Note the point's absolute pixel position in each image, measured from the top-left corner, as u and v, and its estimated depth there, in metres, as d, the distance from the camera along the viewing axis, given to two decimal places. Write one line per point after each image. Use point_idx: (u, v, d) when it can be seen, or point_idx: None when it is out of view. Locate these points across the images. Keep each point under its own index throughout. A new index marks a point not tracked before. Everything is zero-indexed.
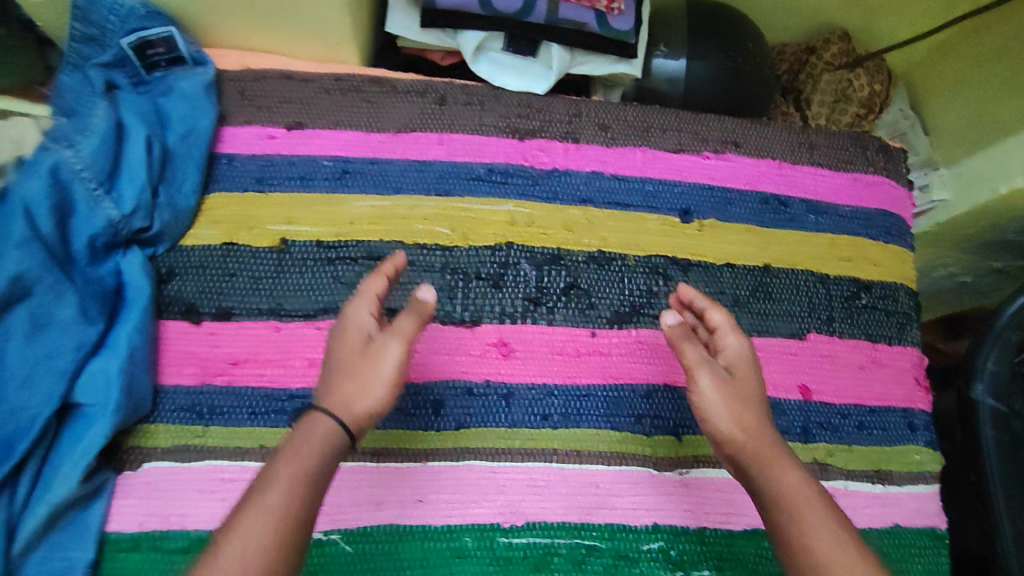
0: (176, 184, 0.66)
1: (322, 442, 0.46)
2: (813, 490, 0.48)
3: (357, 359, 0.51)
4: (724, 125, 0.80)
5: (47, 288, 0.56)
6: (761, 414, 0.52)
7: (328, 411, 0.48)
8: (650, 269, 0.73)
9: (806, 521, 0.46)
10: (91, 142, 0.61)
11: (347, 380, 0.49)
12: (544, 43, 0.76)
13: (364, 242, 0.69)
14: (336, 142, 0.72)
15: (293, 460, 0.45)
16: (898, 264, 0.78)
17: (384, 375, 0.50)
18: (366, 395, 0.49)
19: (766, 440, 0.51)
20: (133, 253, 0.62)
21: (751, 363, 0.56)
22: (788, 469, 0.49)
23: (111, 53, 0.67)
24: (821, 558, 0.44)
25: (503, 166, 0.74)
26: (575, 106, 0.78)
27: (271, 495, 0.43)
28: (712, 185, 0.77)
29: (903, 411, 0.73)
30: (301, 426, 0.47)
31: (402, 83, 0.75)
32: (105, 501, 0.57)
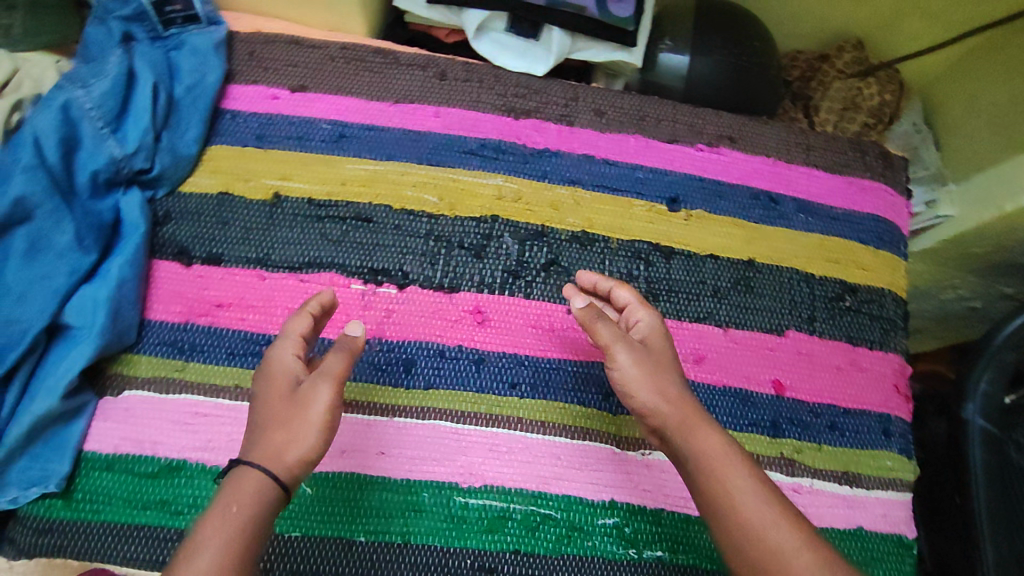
0: (179, 132, 0.69)
1: (250, 497, 0.46)
2: (730, 447, 0.51)
3: (286, 410, 0.51)
4: (722, 120, 0.80)
5: (47, 213, 0.59)
6: (679, 383, 0.55)
7: (257, 463, 0.47)
8: (632, 254, 0.74)
9: (725, 479, 0.49)
10: (103, 85, 0.65)
11: (277, 430, 0.49)
12: (545, 26, 0.78)
13: (354, 203, 0.71)
14: (337, 106, 0.75)
15: (222, 519, 0.44)
16: (889, 271, 0.77)
17: (314, 414, 0.50)
18: (297, 438, 0.49)
19: (685, 405, 0.54)
20: (133, 192, 0.66)
21: (664, 335, 0.59)
22: (703, 429, 0.52)
23: (131, 7, 0.71)
24: (750, 521, 0.47)
25: (496, 142, 0.76)
26: (572, 91, 0.79)
27: (202, 556, 0.42)
28: (703, 177, 0.77)
29: (880, 416, 0.71)
30: (230, 484, 0.47)
31: (405, 56, 0.78)
32: (86, 419, 0.60)
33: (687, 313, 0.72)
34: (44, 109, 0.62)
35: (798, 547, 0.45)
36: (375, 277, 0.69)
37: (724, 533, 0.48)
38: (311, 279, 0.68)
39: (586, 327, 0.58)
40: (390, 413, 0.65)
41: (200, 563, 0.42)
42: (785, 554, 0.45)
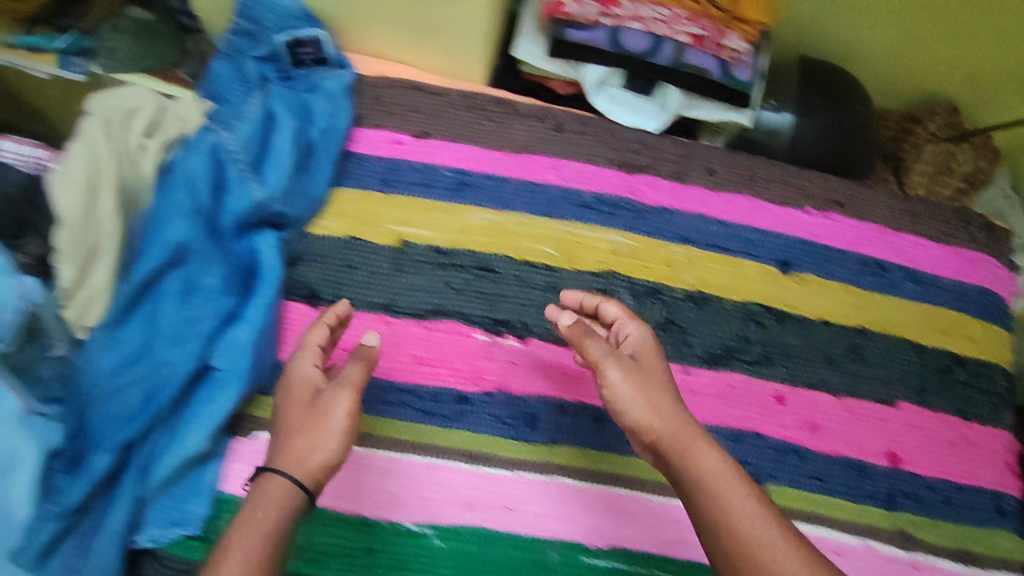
0: (313, 175, 0.70)
1: (276, 500, 0.48)
2: (723, 461, 0.50)
3: (304, 415, 0.54)
4: (830, 184, 0.81)
5: (200, 257, 0.62)
6: (669, 395, 0.55)
7: (282, 471, 0.50)
8: (745, 316, 0.74)
9: (720, 497, 0.48)
10: (247, 129, 0.66)
11: (298, 436, 0.52)
12: (660, 84, 0.78)
13: (476, 253, 0.72)
14: (459, 155, 0.76)
15: (251, 526, 0.46)
16: (995, 343, 0.78)
17: (334, 422, 0.53)
18: (320, 443, 0.52)
19: (683, 419, 0.53)
20: (268, 233, 0.66)
21: (654, 347, 0.59)
22: (699, 448, 0.51)
23: (265, 48, 0.72)
24: (727, 532, 0.46)
25: (611, 197, 0.76)
26: (684, 148, 0.80)
27: (230, 559, 0.43)
28: (814, 241, 0.78)
29: (993, 494, 0.72)
30: (257, 493, 0.48)
31: (523, 107, 0.79)
32: (219, 462, 0.61)
33: (801, 379, 0.73)
34: (193, 154, 0.63)
35: (794, 560, 0.44)
36: (497, 328, 0.70)
37: (720, 554, 0.46)
38: (435, 327, 0.69)
39: (574, 343, 0.58)
40: (516, 467, 0.65)
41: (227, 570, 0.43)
42: (784, 564, 0.44)
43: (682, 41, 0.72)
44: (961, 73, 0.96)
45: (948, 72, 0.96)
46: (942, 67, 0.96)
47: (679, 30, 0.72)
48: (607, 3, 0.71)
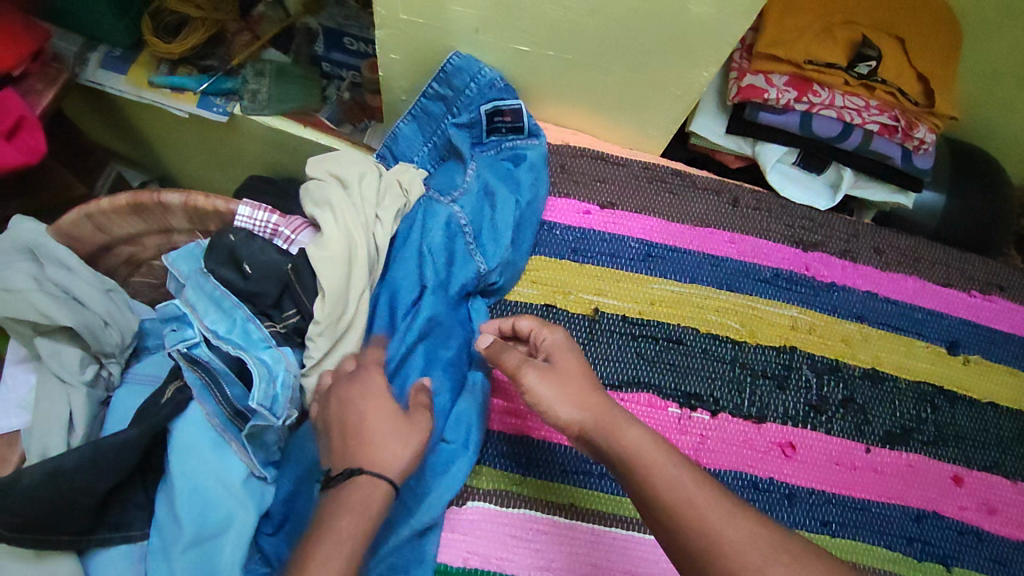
0: (519, 246, 0.73)
1: (368, 507, 0.46)
2: (650, 438, 0.51)
3: (402, 427, 0.51)
4: (989, 267, 0.84)
5: (443, 329, 0.68)
6: (586, 382, 0.56)
7: (373, 474, 0.48)
8: (918, 396, 0.75)
9: (655, 478, 0.48)
10: (467, 204, 0.73)
11: (387, 442, 0.50)
12: (832, 163, 0.82)
13: (665, 324, 0.74)
14: (643, 226, 0.78)
15: (351, 526, 0.45)
16: None
17: (418, 432, 0.51)
18: (407, 451, 0.50)
19: (595, 403, 0.54)
20: (479, 303, 0.72)
21: (569, 347, 0.60)
22: (628, 431, 0.52)
23: (466, 117, 0.76)
24: (687, 510, 0.46)
25: (788, 273, 0.79)
26: (852, 227, 0.83)
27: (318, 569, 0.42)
28: (976, 322, 0.80)
29: None
30: (341, 499, 0.46)
31: (700, 180, 0.81)
32: (436, 535, 0.61)
33: (976, 461, 0.73)
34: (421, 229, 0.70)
35: (735, 529, 0.44)
36: (689, 402, 0.71)
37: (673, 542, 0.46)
38: (631, 400, 0.70)
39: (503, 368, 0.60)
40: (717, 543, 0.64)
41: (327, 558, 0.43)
42: (732, 540, 0.44)
43: (871, 129, 0.76)
44: None
45: None
46: None
47: (869, 119, 0.75)
48: (804, 91, 0.75)
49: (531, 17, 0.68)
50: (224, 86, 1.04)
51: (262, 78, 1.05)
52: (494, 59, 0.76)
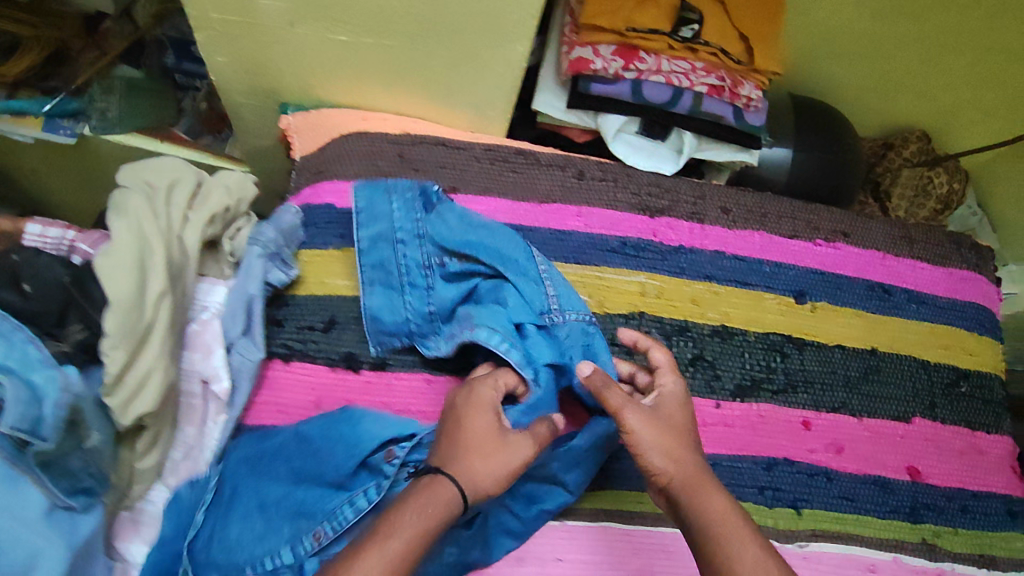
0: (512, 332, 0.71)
1: (441, 508, 0.51)
2: (733, 513, 0.55)
3: (489, 443, 0.55)
4: (835, 216, 0.86)
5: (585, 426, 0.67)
6: (680, 437, 0.60)
7: (454, 478, 0.53)
8: (768, 347, 0.77)
9: (727, 544, 0.52)
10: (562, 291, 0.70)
11: (478, 457, 0.54)
12: (674, 130, 0.83)
13: None
14: (487, 207, 0.77)
15: (419, 518, 0.50)
16: (990, 355, 0.84)
17: (512, 461, 0.55)
18: (494, 473, 0.54)
19: (688, 466, 0.58)
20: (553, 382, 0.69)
21: (684, 401, 0.64)
22: (712, 496, 0.56)
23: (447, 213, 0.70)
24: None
25: (635, 241, 0.79)
26: (698, 189, 0.84)
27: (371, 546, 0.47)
28: (823, 271, 0.83)
29: (1005, 498, 0.77)
30: (425, 489, 0.52)
31: (545, 157, 0.81)
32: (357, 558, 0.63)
33: (824, 404, 0.76)
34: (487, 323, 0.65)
35: None
36: None
37: None
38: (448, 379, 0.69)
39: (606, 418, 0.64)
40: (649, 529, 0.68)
41: (382, 551, 0.47)
42: None
43: (700, 90, 0.77)
44: (935, 101, 1.03)
45: (919, 102, 1.04)
46: (913, 97, 1.03)
47: (697, 81, 0.75)
48: (630, 59, 0.74)
49: (337, 6, 0.66)
50: (69, 107, 1.00)
51: (111, 96, 1.01)
52: (315, 50, 0.73)
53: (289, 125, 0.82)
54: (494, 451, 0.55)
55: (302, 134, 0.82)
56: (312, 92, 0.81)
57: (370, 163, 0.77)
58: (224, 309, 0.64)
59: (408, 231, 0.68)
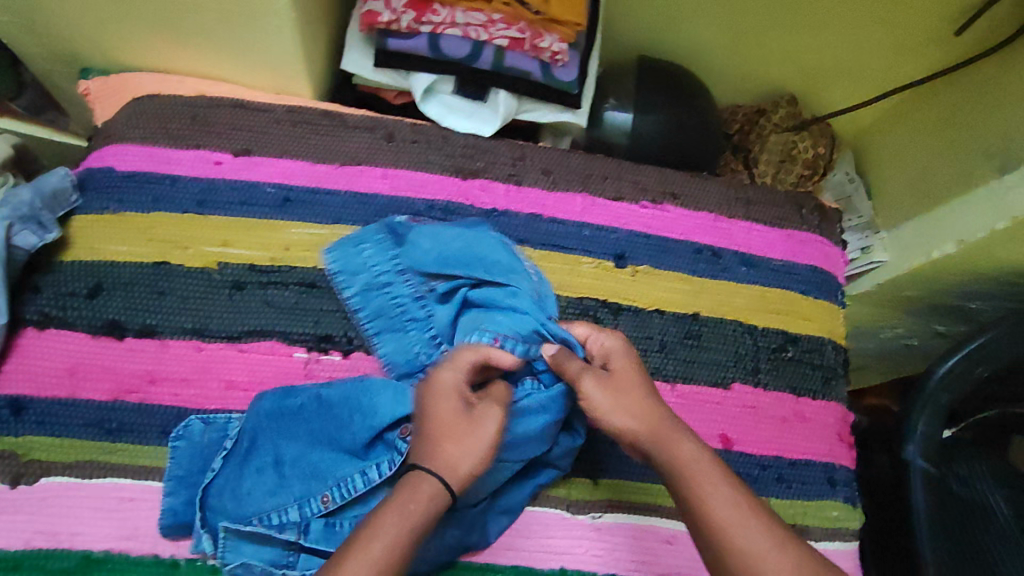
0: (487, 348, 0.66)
1: (426, 498, 0.51)
2: (709, 460, 0.52)
3: (457, 424, 0.54)
4: (665, 176, 0.83)
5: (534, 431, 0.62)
6: (641, 386, 0.57)
7: (434, 471, 0.52)
8: (579, 312, 0.74)
9: (704, 495, 0.50)
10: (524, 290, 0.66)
11: (448, 441, 0.54)
12: (492, 89, 0.78)
13: (299, 268, 0.70)
14: (281, 170, 0.73)
15: (399, 517, 0.50)
16: (828, 320, 0.81)
17: (485, 438, 0.55)
18: (466, 458, 0.53)
19: (650, 415, 0.55)
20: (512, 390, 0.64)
21: (627, 353, 0.60)
22: (682, 445, 0.53)
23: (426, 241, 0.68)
24: (728, 532, 0.48)
25: (444, 204, 0.75)
26: (518, 150, 0.80)
27: (374, 546, 0.48)
28: (648, 234, 0.79)
29: (824, 466, 0.74)
30: (410, 484, 0.52)
31: (352, 119, 0.78)
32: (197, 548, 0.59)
33: None
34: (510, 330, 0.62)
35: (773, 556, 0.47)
36: (320, 345, 0.67)
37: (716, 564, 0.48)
38: (213, 347, 0.66)
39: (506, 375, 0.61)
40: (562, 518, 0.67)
41: (371, 552, 0.47)
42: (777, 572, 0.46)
43: (501, 44, 0.74)
44: (801, 64, 0.99)
45: (787, 63, 1.00)
46: (780, 58, 0.99)
47: (496, 33, 0.73)
48: (422, 12, 0.71)
49: None
50: None
51: None
52: (87, 7, 0.68)
53: (89, 91, 0.79)
54: (463, 434, 0.54)
55: (103, 100, 0.79)
56: (107, 54, 0.77)
57: (159, 126, 0.73)
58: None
59: (416, 235, 0.68)
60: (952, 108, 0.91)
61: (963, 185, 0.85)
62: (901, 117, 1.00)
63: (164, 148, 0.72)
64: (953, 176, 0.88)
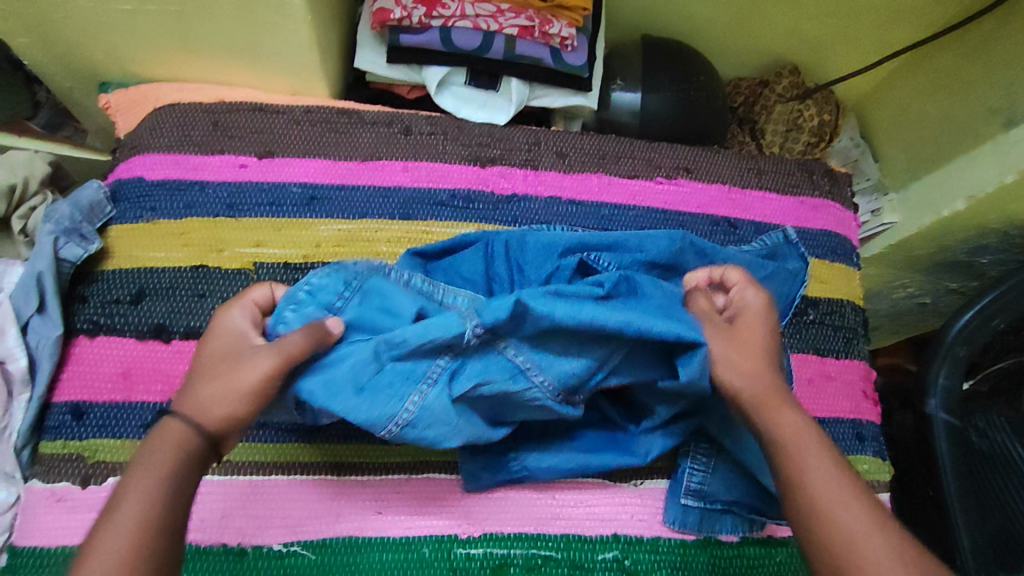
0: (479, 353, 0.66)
1: (177, 447, 0.50)
2: (810, 428, 0.55)
3: (219, 365, 0.53)
4: (677, 152, 0.85)
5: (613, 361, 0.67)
6: (759, 355, 0.59)
7: (184, 415, 0.52)
8: None
9: (807, 463, 0.53)
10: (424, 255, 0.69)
11: (209, 383, 0.52)
12: (503, 78, 0.82)
13: (330, 264, 0.72)
14: (305, 169, 0.75)
15: (148, 468, 0.49)
16: (844, 282, 0.83)
17: (243, 379, 0.52)
18: (222, 396, 0.52)
19: (764, 376, 0.58)
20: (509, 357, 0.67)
21: (764, 315, 0.62)
22: (784, 412, 0.56)
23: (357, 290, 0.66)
24: (825, 517, 0.50)
25: (465, 192, 0.77)
26: (533, 136, 0.82)
27: (125, 507, 0.47)
28: (665, 209, 0.81)
29: (852, 422, 0.77)
30: (155, 438, 0.51)
31: (369, 115, 0.79)
32: (351, 517, 0.63)
33: None
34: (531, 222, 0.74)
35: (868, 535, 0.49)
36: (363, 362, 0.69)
37: (814, 539, 0.50)
38: None
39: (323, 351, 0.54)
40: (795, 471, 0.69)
41: (124, 518, 0.46)
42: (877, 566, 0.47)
43: (510, 34, 0.77)
44: (802, 32, 1.01)
45: (787, 33, 1.01)
46: (780, 28, 1.01)
47: (505, 23, 0.76)
48: (432, 6, 0.75)
49: None
50: None
51: None
52: (108, 22, 0.70)
53: (110, 104, 0.80)
54: (224, 374, 0.53)
55: (125, 113, 0.80)
56: (126, 68, 0.79)
57: (183, 134, 0.75)
58: (14, 284, 0.67)
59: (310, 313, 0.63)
60: (955, 69, 0.92)
61: (966, 146, 0.87)
62: (907, 75, 1.01)
63: (190, 154, 0.75)
64: (954, 137, 0.90)
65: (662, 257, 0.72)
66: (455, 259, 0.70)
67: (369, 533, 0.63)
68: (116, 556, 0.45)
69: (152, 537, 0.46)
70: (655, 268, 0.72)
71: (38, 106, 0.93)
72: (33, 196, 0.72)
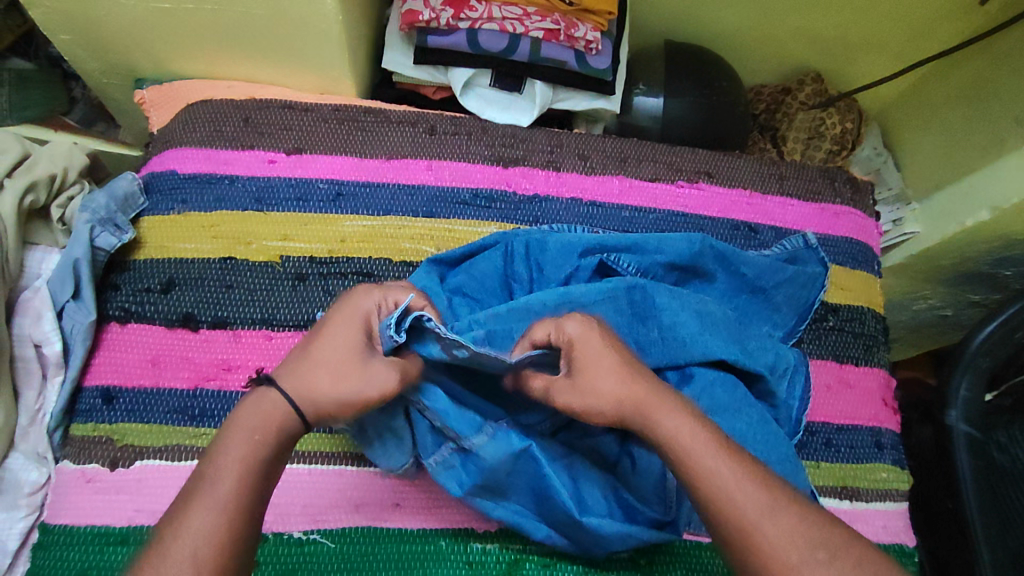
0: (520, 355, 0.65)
1: (271, 425, 0.49)
2: (699, 429, 0.50)
3: (344, 360, 0.52)
4: (698, 156, 0.85)
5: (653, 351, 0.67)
6: (621, 369, 0.53)
7: (287, 393, 0.50)
8: None
9: (702, 469, 0.48)
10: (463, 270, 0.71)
11: (321, 371, 0.51)
12: (528, 80, 0.83)
13: (355, 258, 0.73)
14: (331, 165, 0.77)
15: (248, 447, 0.47)
16: (865, 290, 0.82)
17: (362, 388, 0.51)
18: (339, 393, 0.51)
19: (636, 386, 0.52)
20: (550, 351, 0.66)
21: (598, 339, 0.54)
22: (667, 415, 0.51)
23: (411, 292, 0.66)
24: (721, 504, 0.46)
25: (487, 192, 0.78)
26: (555, 137, 0.83)
27: (220, 486, 0.45)
28: (686, 212, 0.82)
29: (870, 430, 0.76)
30: (253, 408, 0.50)
31: (395, 114, 0.81)
32: (370, 507, 0.64)
33: None
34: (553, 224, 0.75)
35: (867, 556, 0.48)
36: None
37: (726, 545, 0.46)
38: (277, 335, 0.69)
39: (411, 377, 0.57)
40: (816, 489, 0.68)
41: (217, 497, 0.45)
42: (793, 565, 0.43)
43: (536, 37, 0.78)
44: (826, 40, 1.01)
45: (811, 41, 1.02)
46: (804, 36, 1.01)
47: (532, 26, 0.77)
48: (460, 9, 0.76)
49: None
50: None
51: None
52: (147, 20, 0.72)
53: (144, 99, 0.83)
54: (343, 369, 0.51)
55: (158, 108, 0.82)
56: (163, 65, 0.81)
57: (215, 129, 0.77)
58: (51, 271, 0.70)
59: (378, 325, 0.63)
60: (980, 80, 0.92)
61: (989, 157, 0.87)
62: (930, 85, 1.01)
63: (221, 150, 0.76)
64: (979, 148, 0.89)
65: (681, 259, 0.72)
66: (471, 265, 0.70)
67: (388, 524, 0.64)
68: (208, 536, 0.43)
69: (247, 518, 0.45)
70: (675, 270, 0.73)
71: (74, 101, 0.96)
72: (70, 186, 0.74)
